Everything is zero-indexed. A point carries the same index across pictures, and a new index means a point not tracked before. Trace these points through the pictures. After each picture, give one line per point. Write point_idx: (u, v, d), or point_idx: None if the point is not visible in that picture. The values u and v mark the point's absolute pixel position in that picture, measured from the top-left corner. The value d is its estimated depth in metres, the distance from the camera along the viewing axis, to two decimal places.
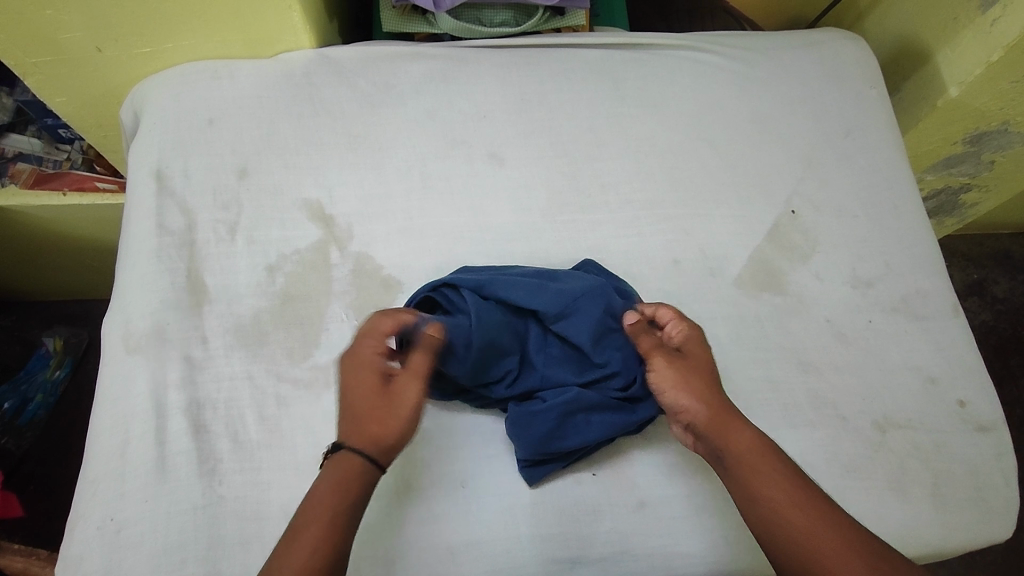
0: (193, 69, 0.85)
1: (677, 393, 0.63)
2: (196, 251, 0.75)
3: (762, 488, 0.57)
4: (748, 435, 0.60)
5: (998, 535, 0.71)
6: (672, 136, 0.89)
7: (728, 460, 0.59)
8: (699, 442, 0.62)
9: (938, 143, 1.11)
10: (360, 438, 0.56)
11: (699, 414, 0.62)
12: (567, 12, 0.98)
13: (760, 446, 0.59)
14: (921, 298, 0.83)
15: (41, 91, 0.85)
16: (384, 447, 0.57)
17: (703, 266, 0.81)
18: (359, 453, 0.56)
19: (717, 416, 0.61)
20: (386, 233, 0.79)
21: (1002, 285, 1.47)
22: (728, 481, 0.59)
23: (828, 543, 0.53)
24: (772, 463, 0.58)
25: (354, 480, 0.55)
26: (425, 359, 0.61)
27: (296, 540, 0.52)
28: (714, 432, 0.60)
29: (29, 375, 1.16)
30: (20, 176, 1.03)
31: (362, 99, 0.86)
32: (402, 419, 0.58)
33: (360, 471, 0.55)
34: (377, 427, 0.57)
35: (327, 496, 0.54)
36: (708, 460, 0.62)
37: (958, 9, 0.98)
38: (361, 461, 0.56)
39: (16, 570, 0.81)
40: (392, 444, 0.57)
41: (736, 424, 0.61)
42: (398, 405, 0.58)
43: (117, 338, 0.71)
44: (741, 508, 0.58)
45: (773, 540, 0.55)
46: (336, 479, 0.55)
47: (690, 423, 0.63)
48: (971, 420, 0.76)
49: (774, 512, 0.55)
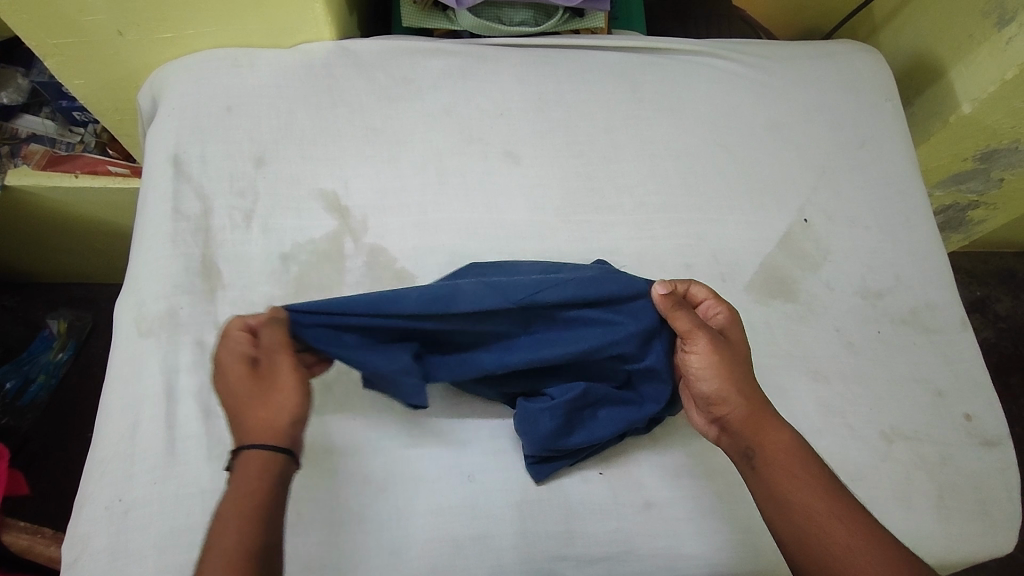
0: (213, 56, 0.85)
1: (719, 383, 0.64)
2: (212, 236, 0.76)
3: (797, 491, 0.58)
4: (784, 437, 0.62)
5: (1000, 548, 0.72)
6: (688, 140, 0.89)
7: (763, 459, 0.61)
8: (730, 438, 0.64)
9: (948, 159, 1.12)
10: (254, 430, 0.56)
11: (737, 410, 0.63)
12: (587, 13, 0.98)
13: (797, 449, 0.61)
14: (930, 311, 0.83)
15: (60, 72, 0.85)
16: (281, 431, 0.57)
17: (715, 272, 0.81)
18: (254, 447, 0.55)
19: (754, 414, 0.63)
20: (401, 225, 0.79)
21: (1005, 304, 1.48)
22: (760, 481, 0.61)
23: (861, 550, 0.54)
24: (809, 468, 0.60)
25: (251, 484, 0.54)
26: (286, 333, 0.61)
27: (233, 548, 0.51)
28: (752, 430, 0.62)
29: (31, 356, 1.17)
30: (33, 157, 1.03)
31: (381, 93, 0.86)
32: (288, 411, 0.57)
33: (266, 465, 0.55)
34: (264, 411, 0.57)
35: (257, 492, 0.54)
36: (735, 456, 0.64)
37: (974, 26, 0.99)
38: (263, 454, 0.55)
39: (22, 547, 0.79)
40: (291, 422, 0.57)
41: (773, 425, 0.62)
42: (287, 381, 0.58)
43: (129, 321, 0.71)
44: (765, 505, 0.60)
45: (805, 542, 0.56)
46: (231, 495, 0.53)
47: (726, 417, 0.64)
48: (977, 433, 0.77)
49: (808, 514, 0.57)
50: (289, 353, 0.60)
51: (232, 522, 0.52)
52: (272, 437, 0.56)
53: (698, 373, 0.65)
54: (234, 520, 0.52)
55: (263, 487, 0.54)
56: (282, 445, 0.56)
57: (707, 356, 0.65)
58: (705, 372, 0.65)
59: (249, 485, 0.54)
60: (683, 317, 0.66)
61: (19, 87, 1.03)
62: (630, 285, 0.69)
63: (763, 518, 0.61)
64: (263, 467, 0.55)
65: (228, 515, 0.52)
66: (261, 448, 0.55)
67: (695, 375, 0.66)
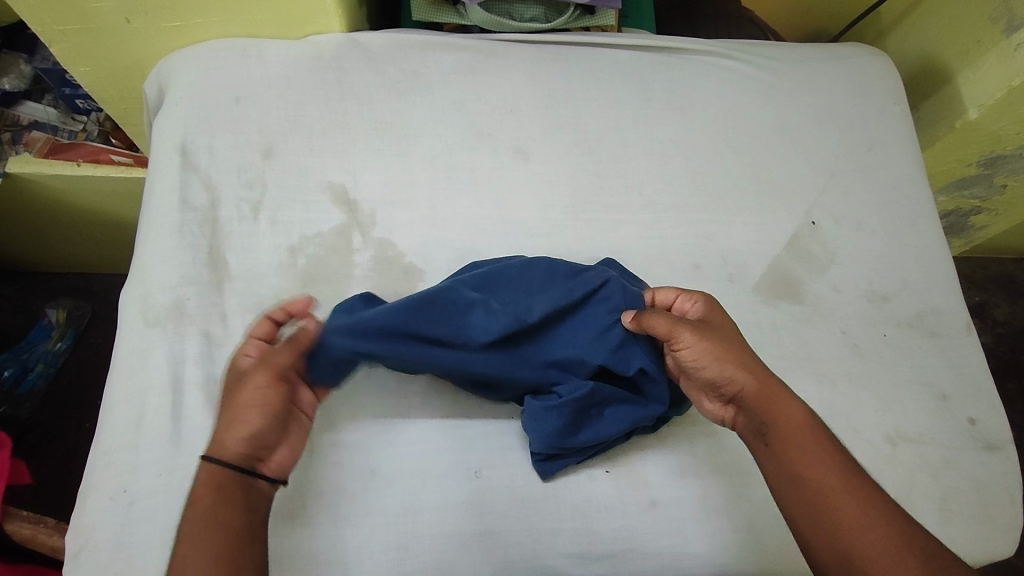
0: (221, 46, 0.84)
1: (720, 368, 0.64)
2: (219, 227, 0.75)
3: (808, 466, 0.58)
4: (798, 412, 0.62)
5: (1001, 551, 0.72)
6: (697, 140, 0.89)
7: (776, 435, 0.61)
8: (745, 416, 0.64)
9: (953, 164, 1.12)
10: (211, 441, 0.58)
11: (747, 386, 0.63)
12: (598, 11, 0.97)
13: (810, 424, 0.61)
14: (935, 315, 0.83)
15: (65, 59, 0.84)
16: (228, 447, 0.57)
17: (722, 272, 0.82)
18: (203, 459, 0.57)
19: (766, 390, 0.62)
20: (409, 221, 0.79)
21: (1003, 309, 1.48)
22: (773, 458, 0.61)
23: (871, 527, 0.54)
24: (823, 445, 0.59)
25: (200, 494, 0.55)
26: (288, 355, 0.63)
27: (190, 554, 0.52)
28: (764, 406, 0.62)
29: (30, 345, 1.16)
30: (35, 144, 1.02)
31: (390, 86, 0.86)
32: (240, 426, 0.58)
33: (208, 477, 0.56)
34: (223, 427, 0.58)
35: (207, 499, 0.55)
36: (749, 435, 0.63)
37: (981, 32, 0.99)
38: (206, 466, 0.56)
39: (23, 537, 0.78)
40: (242, 438, 0.58)
41: (786, 399, 0.62)
42: (247, 401, 0.59)
43: (135, 312, 0.70)
44: (777, 482, 0.60)
45: (815, 519, 0.56)
46: (187, 508, 0.55)
47: (737, 396, 0.64)
48: (981, 438, 0.77)
49: (820, 490, 0.57)
50: (269, 375, 0.61)
51: (191, 529, 0.53)
52: (220, 452, 0.57)
53: (696, 364, 0.64)
54: (192, 532, 0.53)
55: (214, 493, 0.55)
56: (226, 458, 0.57)
57: (698, 346, 0.64)
58: (701, 361, 0.64)
59: (186, 514, 0.55)
60: (658, 320, 0.65)
61: (21, 73, 1.02)
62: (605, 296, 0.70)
63: (775, 496, 0.61)
64: (206, 487, 0.55)
65: (190, 523, 0.54)
66: (205, 462, 0.56)
67: (693, 366, 0.65)
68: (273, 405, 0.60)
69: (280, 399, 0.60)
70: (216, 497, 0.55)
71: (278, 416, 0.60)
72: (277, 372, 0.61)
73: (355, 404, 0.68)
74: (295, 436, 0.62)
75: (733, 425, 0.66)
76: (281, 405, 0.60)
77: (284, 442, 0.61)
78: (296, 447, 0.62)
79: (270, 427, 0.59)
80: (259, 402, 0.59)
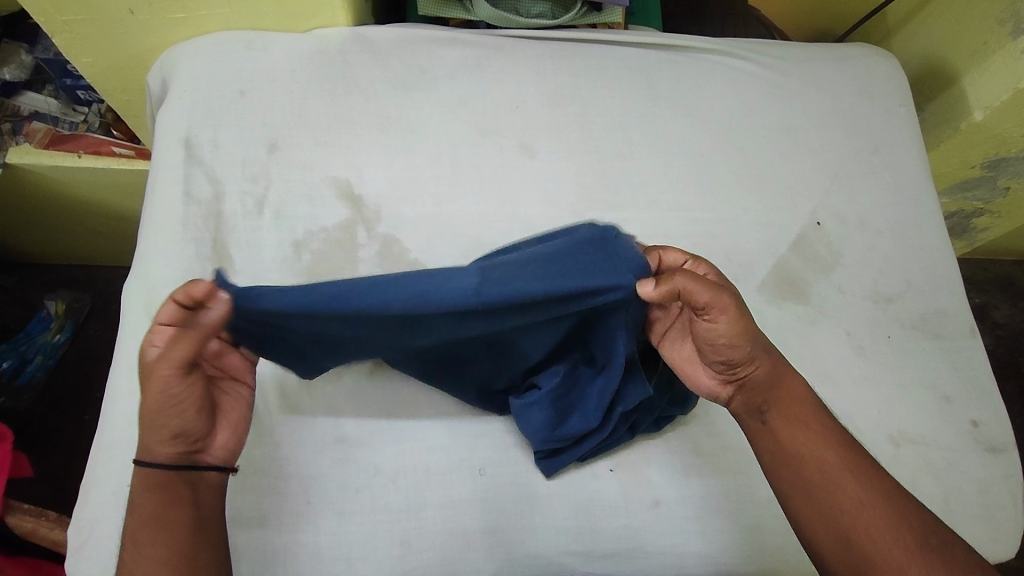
0: (226, 38, 0.84)
1: (748, 347, 0.58)
2: (223, 222, 0.75)
3: (807, 444, 0.58)
4: (798, 389, 0.60)
5: (1002, 553, 0.72)
6: (703, 139, 0.89)
7: (776, 412, 0.60)
8: (746, 394, 0.60)
9: (957, 166, 1.13)
10: (139, 444, 0.56)
11: (762, 368, 0.59)
12: (605, 7, 0.97)
13: (809, 401, 0.60)
14: (940, 318, 0.83)
15: (67, 49, 0.83)
16: (157, 450, 0.55)
17: (728, 271, 0.81)
18: (137, 463, 0.55)
19: (776, 371, 0.60)
20: (414, 217, 0.79)
21: (1003, 311, 1.49)
22: (771, 435, 0.60)
23: (868, 502, 0.55)
24: (821, 421, 0.59)
25: (140, 496, 0.55)
26: (185, 349, 0.53)
27: (138, 556, 0.53)
28: (771, 386, 0.60)
29: (29, 337, 1.16)
30: (35, 135, 1.02)
31: (396, 81, 0.85)
32: (162, 429, 0.54)
33: (147, 482, 0.55)
34: (144, 431, 0.55)
35: (147, 502, 0.55)
36: (745, 414, 0.61)
37: (987, 33, 0.98)
38: (142, 471, 0.55)
39: (25, 530, 0.78)
40: (170, 440, 0.55)
41: (789, 377, 0.60)
42: (157, 404, 0.54)
43: (138, 305, 0.70)
44: (773, 460, 0.59)
45: (813, 499, 0.57)
46: (129, 512, 0.55)
47: (746, 377, 0.60)
48: (983, 440, 0.77)
49: (818, 468, 0.57)
50: (168, 373, 0.53)
51: (135, 533, 0.54)
52: (150, 456, 0.55)
53: (729, 342, 0.57)
54: (136, 535, 0.54)
55: (153, 496, 0.55)
56: (158, 461, 0.55)
57: (736, 325, 0.56)
58: (734, 340, 0.57)
59: (130, 516, 0.55)
60: (699, 291, 0.55)
61: (21, 63, 1.02)
62: (601, 280, 0.58)
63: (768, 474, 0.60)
64: (143, 489, 0.55)
65: (135, 527, 0.54)
66: (139, 467, 0.55)
67: (725, 343, 0.57)
68: (188, 401, 0.55)
69: (195, 394, 0.55)
70: (153, 500, 0.55)
71: (199, 410, 0.56)
72: (178, 367, 0.53)
73: (361, 401, 0.68)
74: (230, 417, 0.59)
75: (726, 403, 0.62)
76: (201, 398, 0.55)
77: (219, 427, 0.58)
78: (235, 427, 0.59)
79: (197, 422, 0.56)
80: (170, 403, 0.54)
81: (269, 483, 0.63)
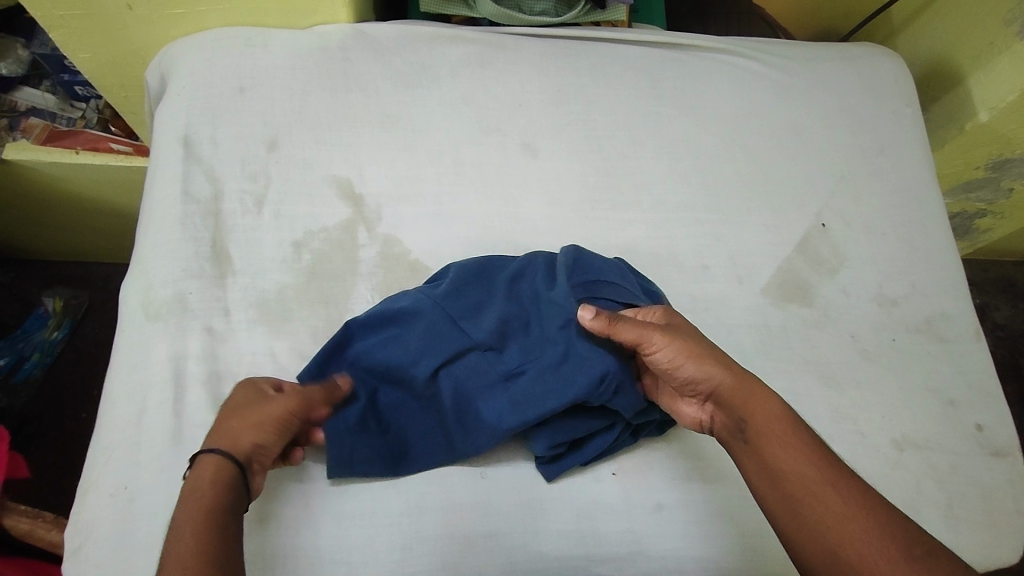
0: (225, 34, 0.83)
1: (694, 366, 0.62)
2: (221, 221, 0.74)
3: (789, 460, 0.57)
4: (774, 407, 0.60)
5: (1007, 559, 0.72)
6: (706, 139, 0.88)
7: (755, 431, 0.59)
8: (722, 414, 0.62)
9: (960, 167, 1.12)
10: (220, 437, 0.56)
11: (721, 383, 0.62)
12: (608, 4, 0.96)
13: (788, 418, 0.60)
14: (944, 321, 0.83)
15: (65, 45, 0.82)
16: (242, 447, 0.56)
17: (731, 273, 0.81)
18: (211, 453, 0.54)
19: (738, 386, 0.62)
20: (416, 217, 0.78)
21: (1003, 312, 1.48)
22: (752, 455, 0.59)
23: (854, 518, 0.53)
24: (802, 437, 0.58)
25: (203, 487, 0.53)
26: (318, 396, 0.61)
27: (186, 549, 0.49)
28: (739, 403, 0.61)
29: (26, 333, 1.14)
30: (32, 131, 1.01)
31: (397, 79, 0.84)
32: (257, 440, 0.56)
33: (217, 472, 0.54)
34: (238, 426, 0.56)
35: (209, 494, 0.52)
36: (728, 433, 0.62)
37: (994, 33, 0.97)
38: (214, 461, 0.54)
39: (20, 532, 0.78)
40: (256, 448, 0.56)
41: (761, 394, 0.61)
42: (270, 421, 0.58)
43: (136, 305, 0.69)
44: (756, 478, 0.59)
45: (796, 515, 0.55)
46: (183, 504, 0.52)
47: (712, 393, 0.62)
48: (987, 444, 0.77)
49: (800, 483, 0.56)
50: (297, 404, 0.59)
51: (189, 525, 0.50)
52: (231, 451, 0.55)
53: (674, 365, 0.63)
54: (189, 530, 0.50)
55: (218, 489, 0.53)
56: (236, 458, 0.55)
57: (670, 347, 0.62)
58: (677, 360, 0.62)
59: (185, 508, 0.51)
60: (625, 329, 0.63)
61: (18, 58, 1.00)
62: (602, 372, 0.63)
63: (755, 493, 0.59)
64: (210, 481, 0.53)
65: (189, 519, 0.51)
66: (212, 458, 0.54)
67: (672, 366, 0.63)
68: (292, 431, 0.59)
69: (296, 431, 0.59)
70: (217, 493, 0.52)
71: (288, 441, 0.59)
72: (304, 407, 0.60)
73: None
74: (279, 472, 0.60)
75: (712, 426, 0.64)
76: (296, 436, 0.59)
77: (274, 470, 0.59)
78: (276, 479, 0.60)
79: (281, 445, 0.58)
80: (282, 424, 0.58)
81: (267, 486, 0.62)
